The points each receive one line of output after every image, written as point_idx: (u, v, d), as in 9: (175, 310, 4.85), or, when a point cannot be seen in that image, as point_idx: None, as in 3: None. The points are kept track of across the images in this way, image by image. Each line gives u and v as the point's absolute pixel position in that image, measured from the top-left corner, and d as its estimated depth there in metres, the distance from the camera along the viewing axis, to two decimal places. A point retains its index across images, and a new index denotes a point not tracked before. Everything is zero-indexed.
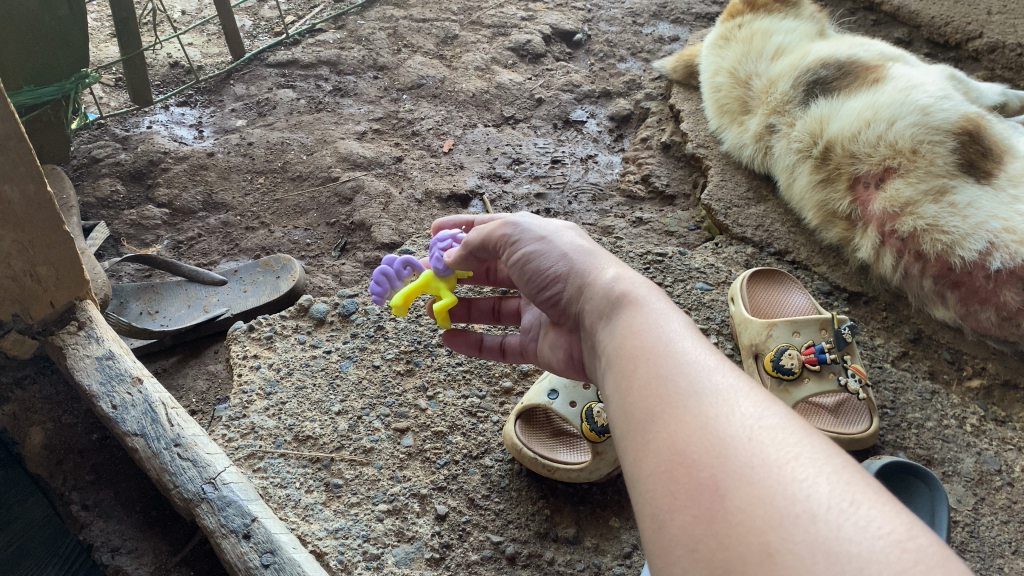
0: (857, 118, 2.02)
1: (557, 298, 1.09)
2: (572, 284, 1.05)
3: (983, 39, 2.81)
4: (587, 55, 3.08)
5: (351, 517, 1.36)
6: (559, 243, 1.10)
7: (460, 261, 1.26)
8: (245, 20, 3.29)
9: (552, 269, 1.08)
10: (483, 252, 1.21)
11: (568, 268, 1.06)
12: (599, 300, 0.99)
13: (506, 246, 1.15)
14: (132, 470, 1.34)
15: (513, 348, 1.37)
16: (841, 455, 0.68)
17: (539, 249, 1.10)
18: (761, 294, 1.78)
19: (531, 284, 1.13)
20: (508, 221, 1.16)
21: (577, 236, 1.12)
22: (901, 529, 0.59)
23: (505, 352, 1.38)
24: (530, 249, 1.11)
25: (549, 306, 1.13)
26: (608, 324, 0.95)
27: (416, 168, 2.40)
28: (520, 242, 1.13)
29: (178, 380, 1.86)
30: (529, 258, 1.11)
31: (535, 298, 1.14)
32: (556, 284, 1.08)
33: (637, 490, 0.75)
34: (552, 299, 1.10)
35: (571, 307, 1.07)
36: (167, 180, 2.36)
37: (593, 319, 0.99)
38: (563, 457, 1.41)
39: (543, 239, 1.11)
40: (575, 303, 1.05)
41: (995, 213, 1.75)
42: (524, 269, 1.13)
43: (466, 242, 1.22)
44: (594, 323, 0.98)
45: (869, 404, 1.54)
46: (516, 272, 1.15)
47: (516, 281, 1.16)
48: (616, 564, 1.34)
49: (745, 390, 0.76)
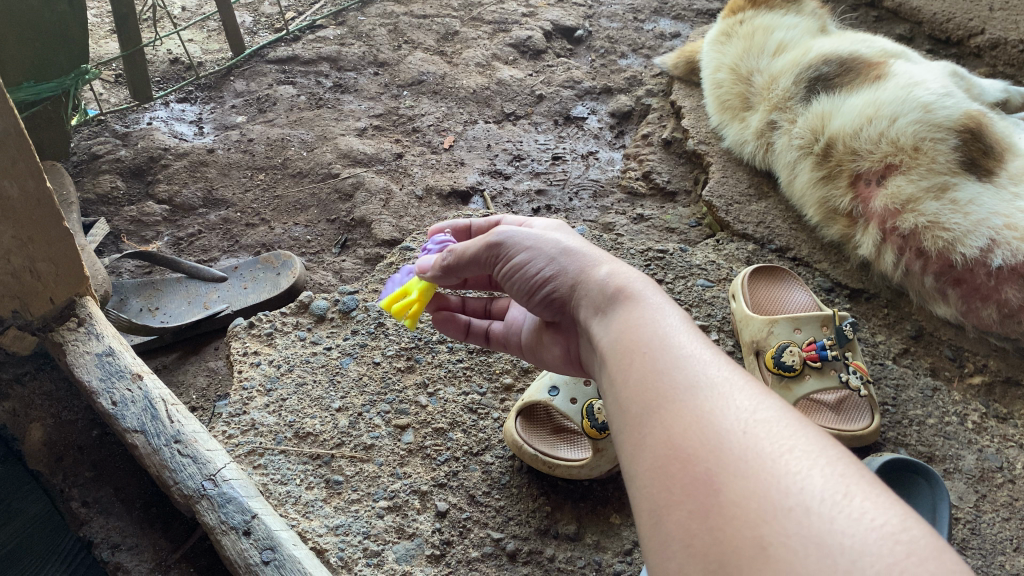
0: (859, 115, 2.02)
1: (551, 299, 1.09)
2: (565, 284, 1.05)
3: (986, 35, 2.79)
4: (588, 51, 3.06)
5: (351, 514, 1.35)
6: (548, 246, 1.09)
7: (443, 279, 1.25)
8: (245, 17, 3.29)
9: (543, 271, 1.08)
10: (471, 270, 1.20)
11: (560, 270, 1.06)
12: (593, 299, 0.99)
13: (493, 257, 1.14)
14: (132, 466, 1.34)
15: (499, 337, 1.39)
16: (837, 448, 0.68)
17: (529, 254, 1.10)
18: (762, 290, 1.78)
19: (524, 289, 1.12)
20: (492, 233, 1.15)
21: (565, 236, 1.11)
22: (894, 520, 0.59)
23: (491, 340, 1.40)
24: (519, 255, 1.11)
25: (544, 308, 1.12)
26: (604, 322, 0.95)
27: (416, 165, 2.40)
28: (508, 249, 1.12)
29: (178, 377, 1.87)
30: (518, 266, 1.11)
31: (528, 300, 1.13)
32: (549, 286, 1.08)
33: (634, 485, 0.75)
34: (547, 299, 1.10)
35: (566, 306, 1.07)
36: (167, 177, 2.35)
37: (589, 317, 0.98)
38: (563, 453, 1.41)
39: (531, 244, 1.10)
40: (570, 302, 1.05)
41: (997, 210, 1.74)
42: (514, 273, 1.12)
43: (450, 263, 1.20)
44: (590, 321, 0.98)
45: (871, 401, 1.54)
46: (506, 279, 1.14)
47: (508, 287, 1.16)
48: (616, 561, 1.34)
49: (740, 383, 0.76)
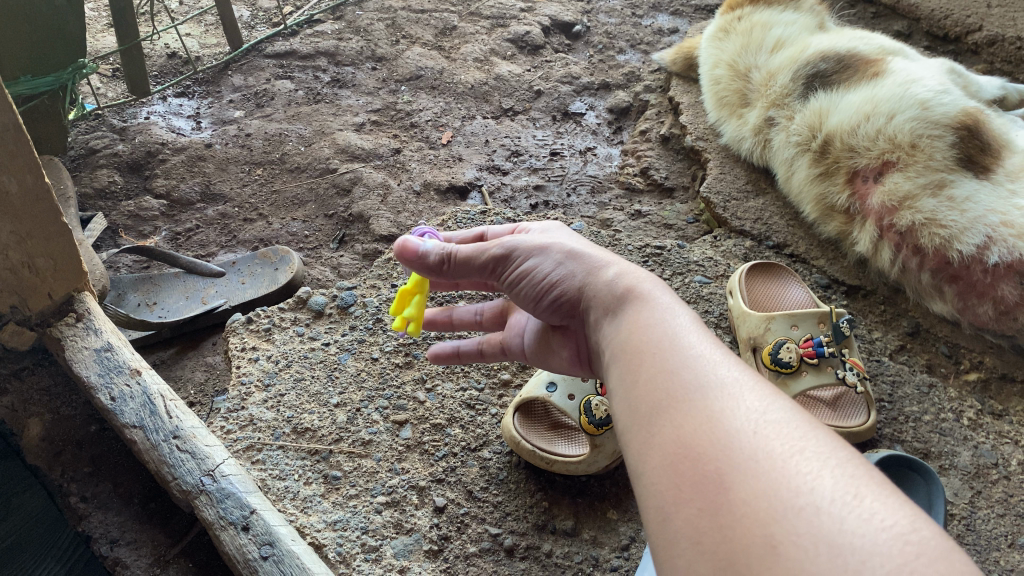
0: (856, 112, 2.02)
1: (558, 303, 1.10)
2: (573, 287, 1.06)
3: (983, 32, 2.80)
4: (586, 46, 3.06)
5: (349, 509, 1.36)
6: (555, 250, 1.10)
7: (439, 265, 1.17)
8: (244, 11, 3.27)
9: (550, 276, 1.09)
10: (472, 276, 1.18)
11: (568, 274, 1.06)
12: (602, 300, 0.99)
13: (498, 265, 1.14)
14: (131, 462, 1.34)
15: (493, 349, 1.40)
16: (847, 450, 0.69)
17: (536, 260, 1.10)
18: (758, 287, 1.78)
19: (531, 294, 1.13)
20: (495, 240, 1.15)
21: (571, 240, 1.12)
22: (904, 521, 0.59)
23: (485, 353, 1.41)
24: (527, 261, 1.11)
25: (551, 313, 1.13)
26: (613, 322, 0.95)
27: (415, 160, 2.40)
28: (516, 254, 1.12)
29: (177, 372, 1.87)
30: (525, 272, 1.12)
31: (536, 306, 1.14)
32: (556, 290, 1.08)
33: (643, 483, 0.75)
34: (554, 304, 1.11)
35: (575, 309, 1.07)
36: (165, 171, 2.34)
37: (599, 318, 0.99)
38: (561, 449, 1.42)
39: (539, 249, 1.11)
40: (579, 305, 1.05)
41: (994, 207, 1.74)
42: (522, 279, 1.13)
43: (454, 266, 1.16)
44: (601, 322, 0.98)
45: (868, 398, 1.55)
46: (513, 286, 1.15)
47: (517, 295, 1.16)
48: (614, 556, 1.34)
49: (751, 384, 0.76)
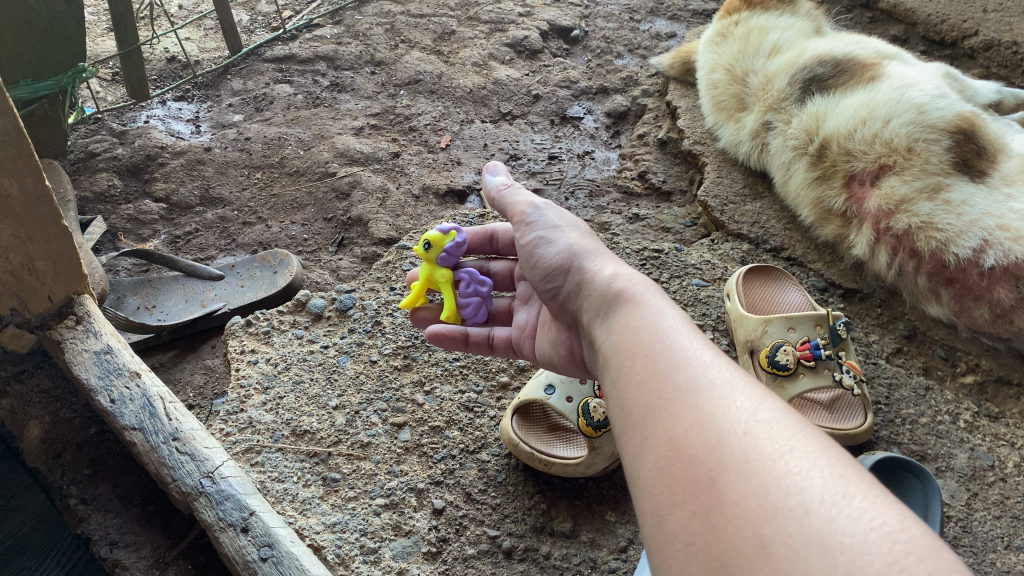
0: (852, 116, 2.03)
1: (557, 280, 1.15)
2: (574, 268, 1.11)
3: (979, 37, 2.82)
4: (584, 51, 3.07)
5: (348, 512, 1.36)
6: (570, 234, 1.19)
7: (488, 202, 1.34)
8: (243, 15, 3.29)
9: (557, 251, 1.16)
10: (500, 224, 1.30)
11: (573, 252, 1.14)
12: (597, 284, 1.04)
13: (521, 224, 1.24)
14: (130, 464, 1.35)
15: (502, 343, 1.38)
16: (836, 449, 0.69)
17: (548, 234, 1.20)
18: (756, 290, 1.80)
19: (535, 265, 1.19)
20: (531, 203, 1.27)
21: (588, 234, 1.20)
22: (892, 521, 0.60)
23: (495, 347, 1.39)
24: (543, 233, 1.20)
25: (547, 289, 1.18)
26: (606, 305, 0.99)
27: (413, 164, 2.40)
28: (531, 227, 1.22)
29: (176, 375, 1.88)
30: (538, 241, 1.20)
31: (536, 279, 1.20)
32: (559, 267, 1.14)
33: (637, 486, 0.76)
34: (552, 280, 1.16)
35: (568, 291, 1.12)
36: (165, 175, 2.35)
37: (592, 302, 1.03)
38: (559, 452, 1.43)
39: (552, 228, 1.20)
40: (574, 286, 1.10)
41: (990, 210, 1.76)
42: (533, 247, 1.20)
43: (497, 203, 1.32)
44: (592, 305, 1.03)
45: (864, 400, 1.56)
46: (524, 252, 1.23)
47: (526, 273, 1.25)
48: (611, 558, 1.35)
49: (741, 384, 0.77)
